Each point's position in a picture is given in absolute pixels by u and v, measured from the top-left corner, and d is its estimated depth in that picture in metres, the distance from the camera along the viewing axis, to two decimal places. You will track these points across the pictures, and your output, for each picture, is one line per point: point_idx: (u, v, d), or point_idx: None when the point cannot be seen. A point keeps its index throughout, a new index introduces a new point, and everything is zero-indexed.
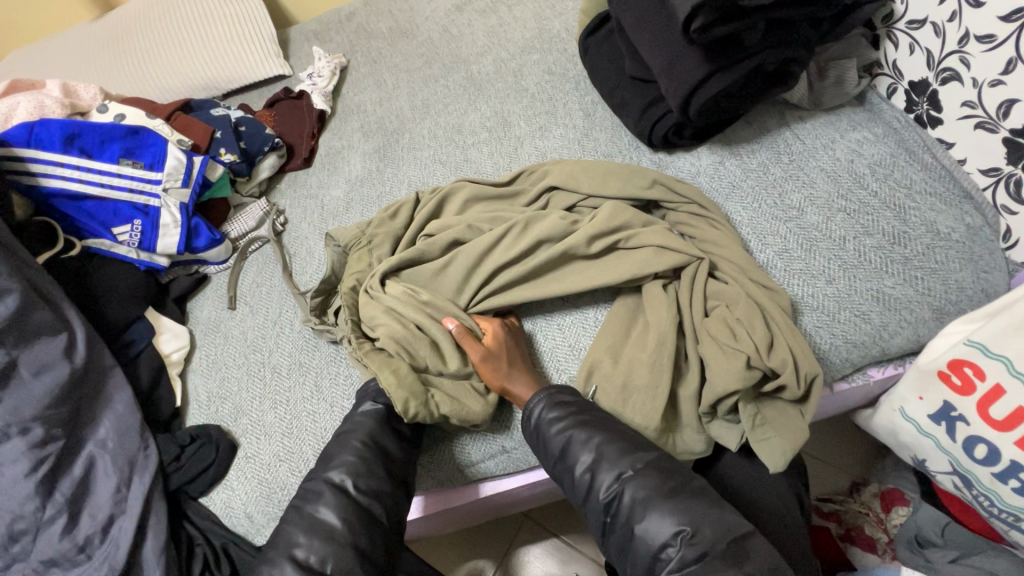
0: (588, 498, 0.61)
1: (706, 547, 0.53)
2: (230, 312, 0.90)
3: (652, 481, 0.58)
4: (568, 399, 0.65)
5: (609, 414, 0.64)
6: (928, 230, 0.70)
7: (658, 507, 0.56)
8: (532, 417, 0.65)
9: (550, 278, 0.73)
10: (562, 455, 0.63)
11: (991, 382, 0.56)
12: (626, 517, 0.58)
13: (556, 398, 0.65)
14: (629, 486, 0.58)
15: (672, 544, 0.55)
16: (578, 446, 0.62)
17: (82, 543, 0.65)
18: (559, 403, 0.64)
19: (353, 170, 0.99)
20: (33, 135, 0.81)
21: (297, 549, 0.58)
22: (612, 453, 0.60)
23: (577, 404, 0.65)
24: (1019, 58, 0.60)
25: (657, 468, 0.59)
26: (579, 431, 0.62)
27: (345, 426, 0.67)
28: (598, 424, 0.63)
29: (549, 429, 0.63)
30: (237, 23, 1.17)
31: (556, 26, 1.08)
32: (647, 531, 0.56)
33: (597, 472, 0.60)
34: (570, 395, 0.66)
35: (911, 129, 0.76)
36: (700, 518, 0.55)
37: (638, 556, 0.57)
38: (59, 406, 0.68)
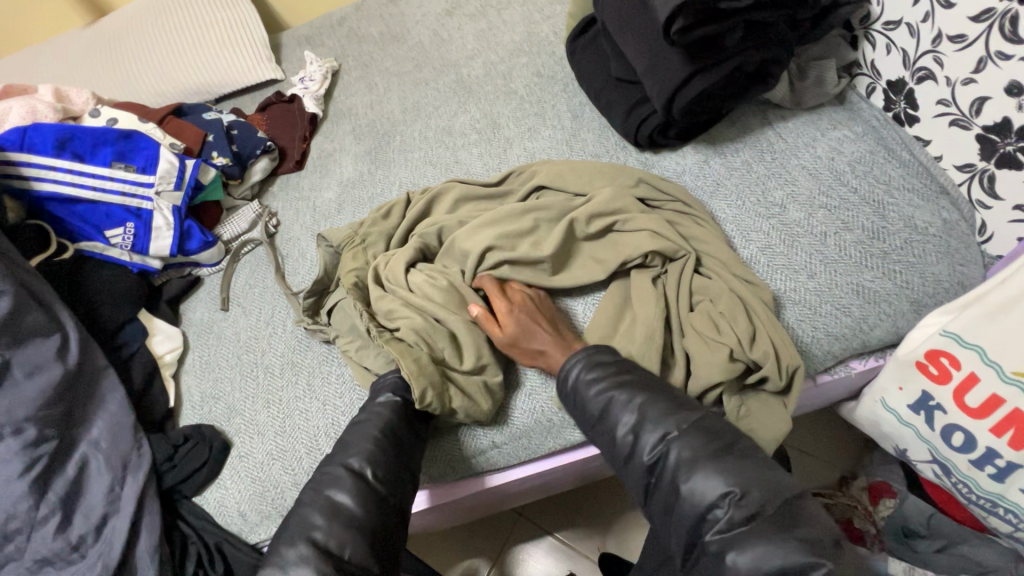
0: (630, 461, 0.57)
1: (756, 508, 0.48)
2: (224, 313, 0.90)
3: (698, 442, 0.53)
4: (608, 358, 0.62)
5: (651, 377, 0.61)
6: (906, 226, 0.71)
7: (706, 466, 0.51)
8: (569, 379, 0.62)
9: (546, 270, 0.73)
10: (602, 416, 0.59)
11: (966, 371, 0.58)
12: (671, 478, 0.53)
13: (596, 358, 0.62)
14: (673, 447, 0.53)
15: (719, 504, 0.49)
16: (619, 407, 0.58)
17: (75, 542, 0.66)
18: (598, 363, 0.61)
19: (344, 172, 1.00)
20: (25, 139, 0.82)
21: (317, 531, 0.53)
22: (656, 413, 0.56)
23: (619, 365, 0.62)
24: (989, 56, 0.62)
25: (703, 429, 0.54)
26: (619, 392, 0.59)
27: (361, 416, 0.63)
28: (641, 386, 0.59)
29: (587, 390, 0.60)
30: (230, 28, 1.18)
31: (545, 29, 1.10)
32: (693, 490, 0.51)
33: (640, 433, 0.56)
34: (609, 355, 0.63)
35: (890, 128, 0.78)
36: (751, 479, 0.49)
37: (682, 517, 0.51)
38: (52, 406, 0.69)
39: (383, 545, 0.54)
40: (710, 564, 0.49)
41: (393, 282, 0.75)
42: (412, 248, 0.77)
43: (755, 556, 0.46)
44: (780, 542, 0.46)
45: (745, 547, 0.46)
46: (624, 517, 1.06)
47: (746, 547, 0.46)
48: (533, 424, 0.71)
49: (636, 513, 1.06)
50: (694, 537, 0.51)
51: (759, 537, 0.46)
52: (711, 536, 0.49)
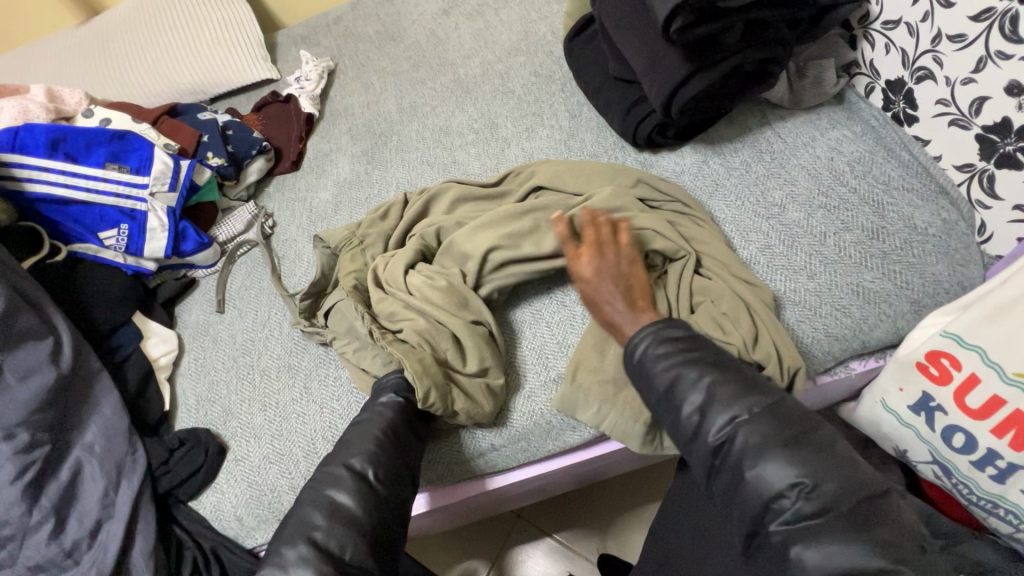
0: (693, 441, 0.53)
1: (827, 502, 0.45)
2: (219, 315, 0.90)
3: (770, 427, 0.48)
4: (679, 334, 0.56)
5: (724, 356, 0.55)
6: (905, 226, 0.71)
7: (777, 454, 0.47)
8: (635, 355, 0.57)
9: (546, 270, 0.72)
10: (667, 393, 0.54)
11: (967, 371, 0.57)
12: (736, 464, 0.49)
13: (666, 334, 0.56)
14: (742, 430, 0.49)
15: (787, 495, 0.46)
16: (687, 385, 0.53)
17: (70, 548, 0.65)
18: (667, 338, 0.56)
19: (341, 173, 1.00)
20: (17, 139, 0.80)
21: (317, 531, 0.52)
22: (726, 394, 0.51)
23: (687, 340, 0.56)
24: (989, 56, 0.62)
25: (777, 414, 0.49)
26: (689, 369, 0.54)
27: (362, 417, 0.63)
28: (713, 364, 0.54)
29: (654, 364, 0.55)
30: (225, 27, 1.17)
31: (542, 28, 1.09)
32: (760, 479, 0.47)
33: (707, 414, 0.51)
34: (681, 330, 0.57)
35: (889, 127, 0.78)
36: (824, 471, 0.46)
37: (744, 505, 0.48)
38: (45, 410, 0.68)
39: (383, 549, 0.54)
40: (774, 554, 0.47)
41: (394, 283, 0.74)
42: (412, 247, 0.77)
43: (824, 552, 0.43)
44: (851, 540, 0.43)
45: (812, 543, 0.44)
46: (623, 518, 1.06)
47: (815, 543, 0.44)
48: (532, 426, 0.71)
49: (635, 514, 1.06)
50: (756, 525, 0.48)
51: (829, 534, 0.44)
52: (774, 527, 0.47)
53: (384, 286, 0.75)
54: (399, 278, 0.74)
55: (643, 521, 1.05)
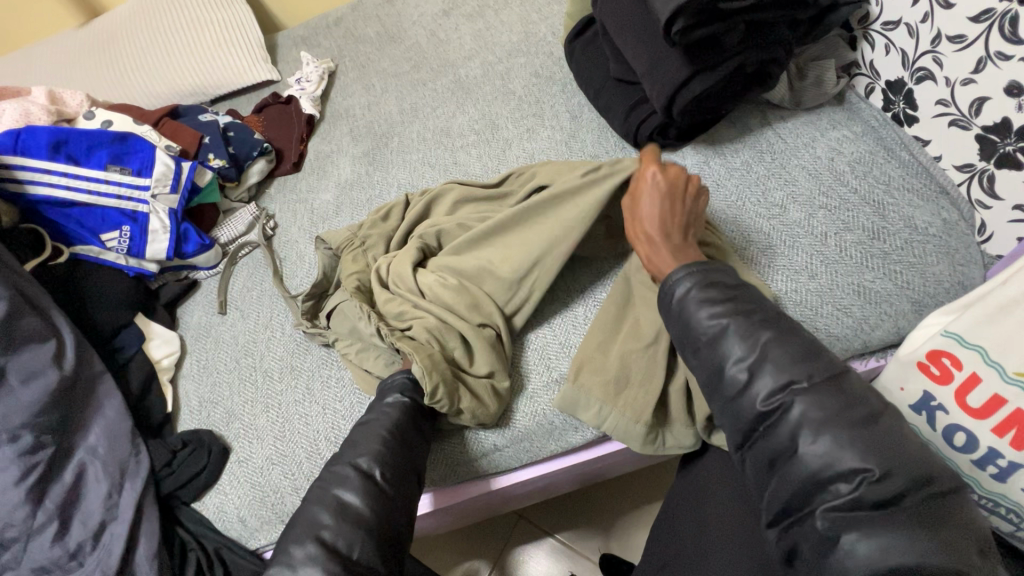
0: (735, 402, 0.53)
1: (892, 494, 0.44)
2: (221, 317, 0.90)
3: (834, 404, 0.48)
4: (725, 281, 0.58)
5: (774, 312, 0.55)
6: (906, 226, 0.72)
7: (839, 435, 0.47)
8: (675, 295, 0.58)
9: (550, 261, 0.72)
10: (710, 345, 0.55)
11: (968, 371, 0.57)
12: (791, 435, 0.49)
13: (711, 278, 0.58)
14: (799, 401, 0.49)
15: (848, 480, 0.46)
16: (733, 338, 0.54)
17: (73, 550, 0.65)
18: (716, 287, 0.57)
19: (342, 174, 1.00)
20: (19, 142, 0.80)
21: (324, 530, 0.52)
22: (780, 358, 0.51)
23: (738, 292, 0.57)
24: (989, 57, 0.62)
25: (841, 390, 0.49)
26: (737, 323, 0.54)
27: (367, 417, 0.63)
28: (770, 323, 0.54)
29: (698, 313, 0.56)
30: (226, 29, 1.17)
31: (542, 29, 1.09)
32: (818, 456, 0.47)
33: (755, 376, 0.52)
34: (728, 278, 0.58)
35: (889, 128, 0.78)
36: (891, 456, 0.45)
37: (791, 478, 0.48)
38: (49, 412, 0.68)
39: (389, 549, 0.54)
40: (816, 539, 0.47)
41: (398, 283, 0.75)
42: (416, 246, 0.77)
43: (880, 543, 0.43)
44: (911, 533, 0.43)
45: (867, 533, 0.44)
46: (625, 518, 1.06)
47: (871, 533, 0.44)
48: (535, 426, 0.71)
49: (636, 514, 1.06)
50: (798, 501, 0.48)
51: (887, 524, 0.44)
52: (822, 511, 0.46)
53: (388, 286, 0.76)
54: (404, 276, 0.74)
55: (644, 521, 1.05)
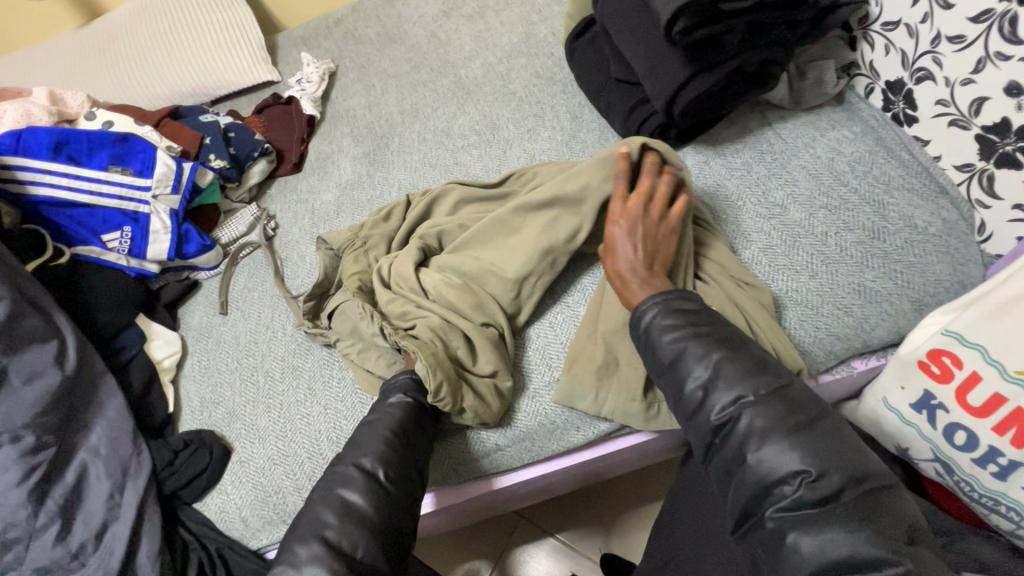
0: (695, 417, 0.54)
1: (830, 492, 0.45)
2: (222, 317, 0.90)
3: (777, 412, 0.50)
4: (687, 306, 0.58)
5: (733, 332, 0.56)
6: (906, 225, 0.72)
7: (780, 441, 0.48)
8: (642, 323, 0.59)
9: (553, 261, 0.72)
10: (672, 365, 0.56)
11: (968, 370, 0.58)
12: (740, 444, 0.50)
13: (673, 304, 0.58)
14: (747, 412, 0.50)
15: (789, 482, 0.47)
16: (692, 359, 0.54)
17: (75, 550, 0.65)
18: (675, 310, 0.58)
19: (343, 175, 1.00)
20: (20, 142, 0.81)
21: (328, 529, 0.52)
22: (733, 372, 0.52)
23: (697, 314, 0.57)
24: (988, 57, 0.62)
25: (784, 398, 0.50)
26: (695, 344, 0.55)
27: (371, 416, 0.63)
28: (724, 341, 0.55)
29: (660, 337, 0.57)
30: (227, 29, 1.17)
31: (542, 30, 1.10)
32: (761, 462, 0.48)
33: (711, 391, 0.53)
34: (689, 302, 0.58)
35: (889, 128, 0.79)
36: (828, 457, 0.47)
37: (743, 485, 0.49)
38: (50, 413, 0.68)
39: (393, 549, 0.54)
40: (768, 541, 0.47)
41: (399, 283, 0.75)
42: (417, 246, 0.77)
43: (821, 540, 0.44)
44: (849, 528, 0.44)
45: (809, 530, 0.45)
46: (625, 517, 1.07)
47: (813, 531, 0.45)
48: (537, 426, 0.71)
49: (637, 513, 1.06)
50: (751, 507, 0.49)
51: (827, 522, 0.45)
52: (770, 513, 0.47)
53: (390, 286, 0.76)
54: (407, 275, 0.74)
55: (645, 521, 1.06)
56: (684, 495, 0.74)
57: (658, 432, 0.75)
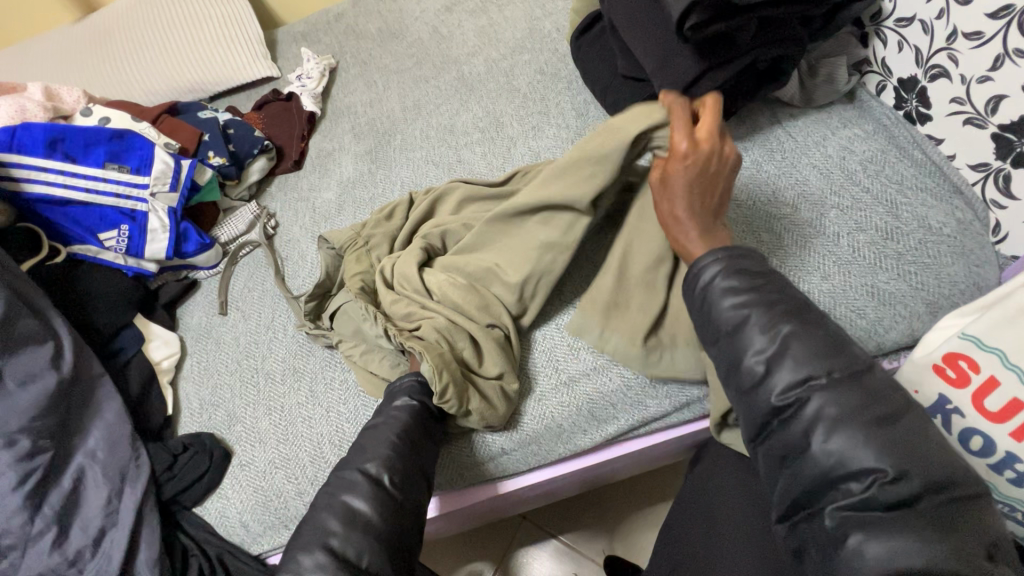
0: (751, 393, 0.51)
1: (906, 496, 0.44)
2: (222, 318, 0.88)
3: (852, 401, 0.47)
4: (753, 268, 0.55)
5: (804, 302, 0.52)
6: (920, 225, 0.71)
7: (854, 433, 0.45)
8: (701, 280, 0.56)
9: (550, 260, 0.69)
10: (731, 335, 0.53)
11: (985, 374, 0.56)
12: (805, 431, 0.47)
13: (736, 265, 0.55)
14: (817, 397, 0.47)
15: (860, 479, 0.45)
16: (755, 329, 0.51)
17: (73, 557, 0.64)
18: (738, 272, 0.54)
19: (344, 173, 0.98)
20: (15, 139, 0.79)
21: (332, 537, 0.51)
22: (801, 351, 0.49)
23: (763, 279, 0.54)
24: (1006, 54, 0.61)
25: (861, 385, 0.47)
26: (761, 313, 0.52)
27: (377, 420, 0.62)
28: (795, 314, 0.51)
29: (720, 301, 0.54)
30: (226, 24, 1.15)
31: (547, 25, 1.08)
32: (828, 454, 0.46)
33: (774, 368, 0.50)
34: (755, 263, 0.55)
35: (901, 126, 0.77)
36: (908, 457, 0.44)
37: (801, 475, 0.48)
38: (46, 416, 0.67)
39: (399, 557, 0.53)
40: (824, 539, 0.46)
41: (403, 283, 0.73)
42: (421, 246, 0.76)
43: (889, 546, 0.43)
44: (922, 536, 0.42)
45: (875, 534, 0.43)
46: (629, 519, 1.06)
47: (879, 535, 0.43)
48: (544, 429, 0.70)
49: (640, 515, 1.05)
50: (807, 499, 0.48)
51: (898, 527, 0.43)
52: (831, 510, 0.46)
53: (393, 286, 0.75)
54: (411, 276, 0.73)
55: (649, 523, 1.05)
56: (694, 498, 0.73)
57: (666, 436, 0.74)
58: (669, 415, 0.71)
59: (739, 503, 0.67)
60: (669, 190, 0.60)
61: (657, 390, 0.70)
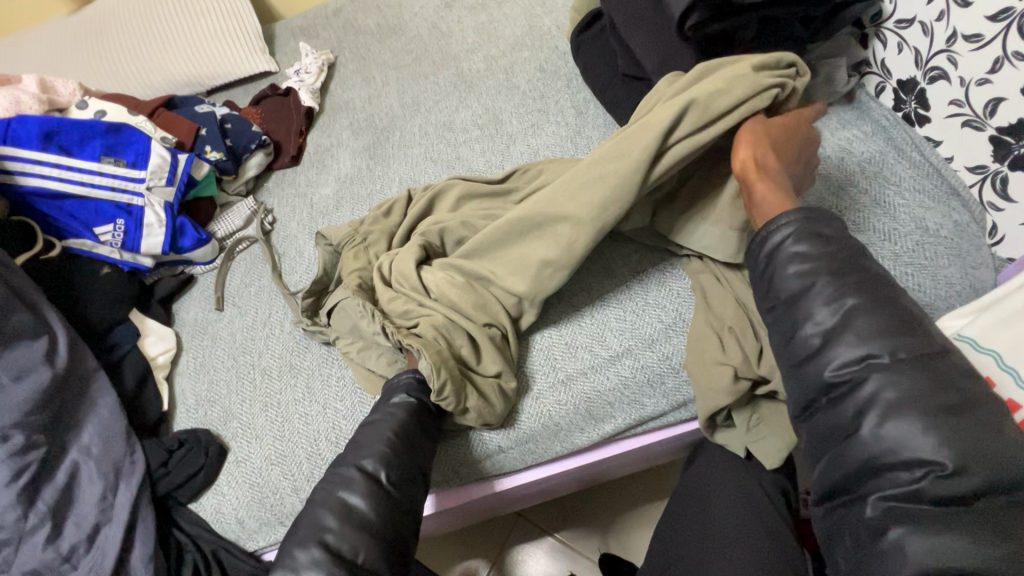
0: (804, 365, 0.52)
1: (963, 493, 0.43)
2: (218, 313, 0.88)
3: (916, 387, 0.46)
4: (827, 232, 0.54)
5: (874, 273, 0.51)
6: (917, 227, 0.71)
7: (918, 419, 0.45)
8: (768, 246, 0.55)
9: (548, 277, 0.68)
10: (793, 302, 0.53)
11: (980, 375, 0.55)
12: (857, 412, 0.48)
13: (811, 226, 0.54)
14: (875, 378, 0.47)
15: (911, 470, 0.45)
16: (816, 299, 0.51)
17: (67, 553, 0.63)
18: (810, 237, 0.54)
19: (342, 168, 0.98)
20: (10, 131, 0.79)
21: (329, 533, 0.51)
22: (865, 328, 0.49)
23: (837, 246, 0.53)
24: (1005, 57, 0.61)
25: (930, 371, 0.47)
26: (826, 284, 0.51)
27: (374, 417, 0.62)
28: (867, 288, 0.51)
29: (784, 268, 0.54)
30: (223, 17, 1.14)
31: (547, 23, 1.07)
32: (886, 439, 0.46)
33: (831, 342, 0.50)
34: (831, 228, 0.54)
35: (900, 128, 0.77)
36: (970, 452, 0.43)
37: (846, 459, 0.48)
38: (40, 412, 0.66)
39: (395, 554, 0.53)
40: (862, 529, 0.46)
41: (401, 279, 0.73)
42: (420, 242, 0.75)
43: (935, 543, 0.42)
44: (975, 538, 0.42)
45: (920, 529, 0.43)
46: (624, 518, 1.06)
47: (925, 530, 0.43)
48: (540, 427, 0.70)
49: (637, 514, 1.06)
50: (850, 483, 0.48)
51: (944, 524, 0.43)
52: (875, 499, 0.46)
53: (389, 282, 0.74)
54: (409, 273, 0.72)
55: (644, 521, 1.05)
56: (687, 494, 0.72)
57: (663, 434, 0.74)
58: (666, 414, 0.71)
59: (737, 502, 0.68)
60: (749, 135, 0.60)
61: (653, 388, 0.70)
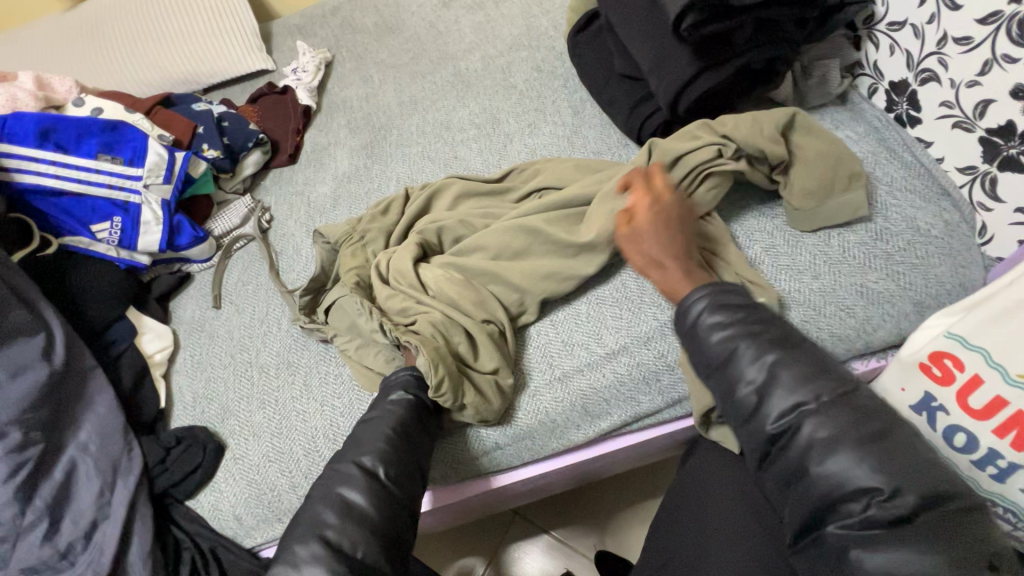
0: (750, 421, 0.52)
1: (906, 511, 0.44)
2: (215, 311, 0.88)
3: (841, 421, 0.47)
4: (737, 300, 0.55)
5: (790, 332, 0.53)
6: (909, 227, 0.72)
7: (849, 448, 0.46)
8: (690, 315, 0.56)
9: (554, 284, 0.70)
10: (723, 368, 0.54)
11: (970, 372, 0.56)
12: (801, 457, 0.48)
13: (719, 298, 0.56)
14: (808, 421, 0.48)
15: (857, 499, 0.45)
16: (744, 361, 0.52)
17: (64, 549, 0.64)
18: (723, 305, 0.55)
19: (339, 167, 0.98)
20: (6, 129, 0.79)
21: (328, 529, 0.51)
22: (788, 378, 0.50)
23: (747, 311, 0.55)
24: (995, 59, 0.62)
25: (849, 407, 0.48)
26: (748, 345, 0.53)
27: (372, 414, 0.62)
28: (780, 343, 0.52)
29: (708, 336, 0.54)
30: (220, 14, 1.14)
31: (544, 23, 1.08)
32: (829, 474, 0.46)
33: (766, 397, 0.51)
34: (740, 297, 0.56)
35: (892, 128, 0.78)
36: (900, 474, 0.44)
37: (806, 496, 0.48)
38: (37, 409, 0.66)
39: (394, 549, 0.53)
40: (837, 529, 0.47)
41: (400, 277, 0.73)
42: (417, 241, 0.76)
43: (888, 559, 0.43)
44: (922, 550, 0.42)
45: (872, 547, 0.44)
46: (620, 516, 1.06)
47: (877, 548, 0.44)
48: (538, 424, 0.70)
49: (634, 512, 1.06)
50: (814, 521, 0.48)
51: (895, 541, 0.43)
52: (833, 530, 0.46)
53: (386, 279, 0.75)
54: (406, 270, 0.73)
55: (640, 519, 1.05)
56: (679, 499, 0.73)
57: (659, 431, 0.74)
58: (661, 411, 0.72)
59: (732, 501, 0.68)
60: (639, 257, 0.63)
61: (649, 385, 0.70)
